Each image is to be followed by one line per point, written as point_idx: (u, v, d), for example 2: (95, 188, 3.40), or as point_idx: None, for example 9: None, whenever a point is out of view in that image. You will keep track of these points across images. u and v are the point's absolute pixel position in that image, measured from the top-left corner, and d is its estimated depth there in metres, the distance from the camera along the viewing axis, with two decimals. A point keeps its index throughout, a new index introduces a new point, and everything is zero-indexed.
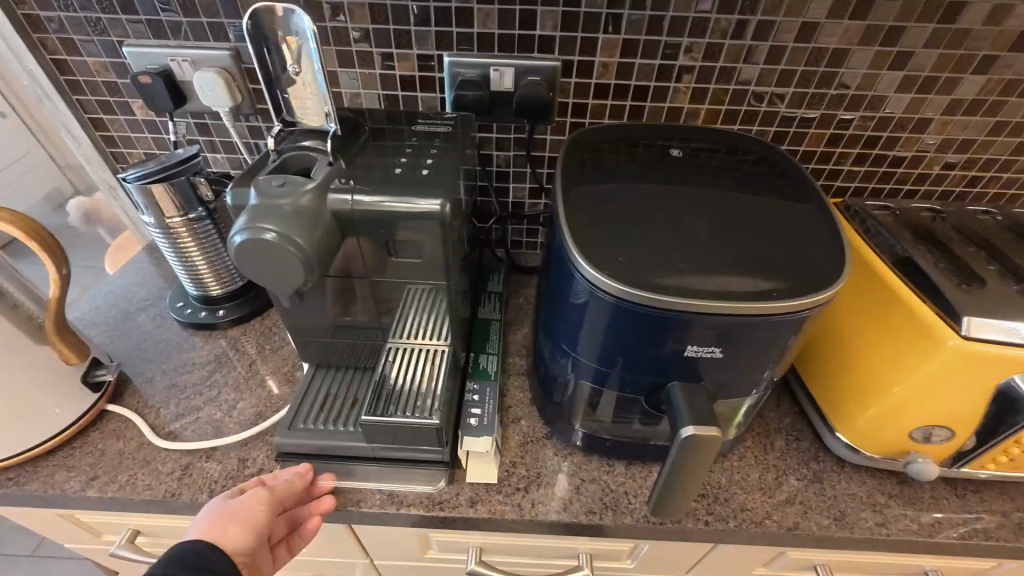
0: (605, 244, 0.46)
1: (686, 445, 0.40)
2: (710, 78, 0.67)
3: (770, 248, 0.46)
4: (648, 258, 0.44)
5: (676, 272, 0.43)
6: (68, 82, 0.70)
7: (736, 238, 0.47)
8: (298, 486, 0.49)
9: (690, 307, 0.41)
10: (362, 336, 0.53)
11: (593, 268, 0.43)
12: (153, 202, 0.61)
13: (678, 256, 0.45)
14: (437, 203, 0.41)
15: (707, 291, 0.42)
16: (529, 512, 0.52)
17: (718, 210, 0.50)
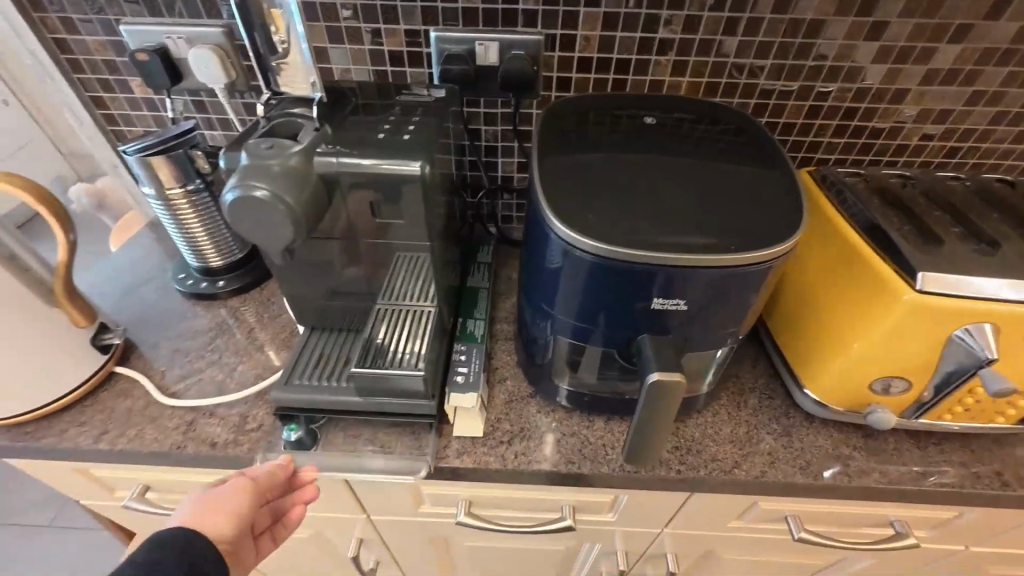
0: (580, 203, 0.48)
1: (652, 390, 0.44)
2: (691, 50, 0.68)
3: (739, 204, 0.48)
4: (621, 224, 0.46)
5: (645, 228, 0.46)
6: (68, 61, 0.72)
7: (707, 195, 0.49)
8: (281, 475, 0.51)
9: (656, 260, 0.44)
10: (353, 300, 0.56)
11: (565, 226, 0.46)
12: (153, 174, 0.63)
13: (648, 213, 0.47)
14: (416, 165, 0.44)
15: (673, 245, 0.44)
16: (511, 462, 0.55)
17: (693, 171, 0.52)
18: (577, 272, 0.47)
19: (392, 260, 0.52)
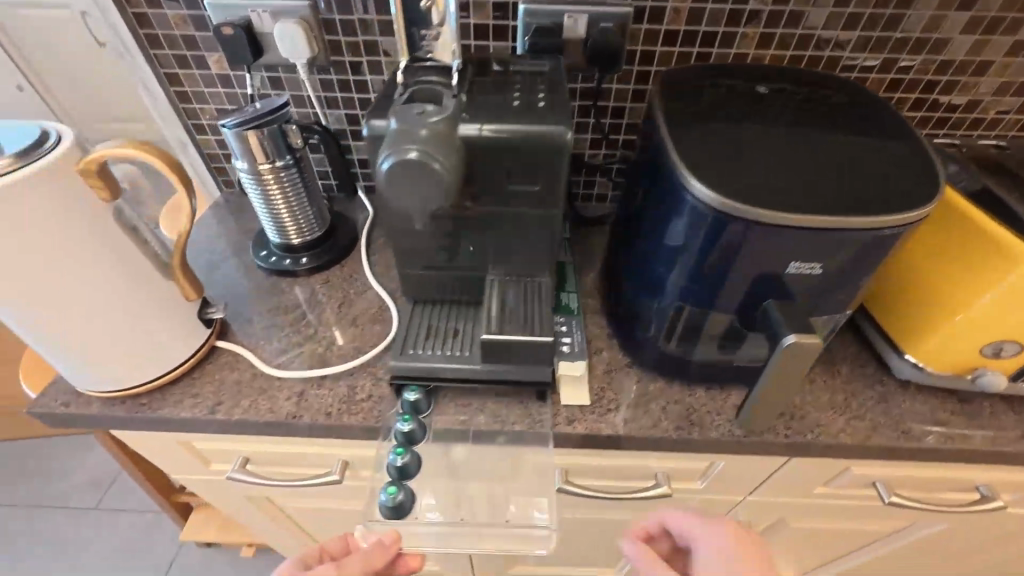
0: (713, 164, 0.48)
1: (788, 351, 0.45)
2: (778, 23, 0.68)
3: (871, 166, 0.48)
4: (754, 186, 0.46)
5: (781, 188, 0.46)
6: (146, 36, 0.71)
7: (838, 157, 0.49)
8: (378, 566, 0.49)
9: (796, 220, 0.44)
10: (465, 270, 0.56)
11: (703, 187, 0.46)
12: (247, 148, 0.63)
13: (782, 174, 0.47)
14: (558, 130, 0.44)
15: (812, 206, 0.45)
16: (622, 428, 0.57)
17: (819, 132, 0.51)
18: (713, 234, 0.48)
19: (512, 231, 0.52)
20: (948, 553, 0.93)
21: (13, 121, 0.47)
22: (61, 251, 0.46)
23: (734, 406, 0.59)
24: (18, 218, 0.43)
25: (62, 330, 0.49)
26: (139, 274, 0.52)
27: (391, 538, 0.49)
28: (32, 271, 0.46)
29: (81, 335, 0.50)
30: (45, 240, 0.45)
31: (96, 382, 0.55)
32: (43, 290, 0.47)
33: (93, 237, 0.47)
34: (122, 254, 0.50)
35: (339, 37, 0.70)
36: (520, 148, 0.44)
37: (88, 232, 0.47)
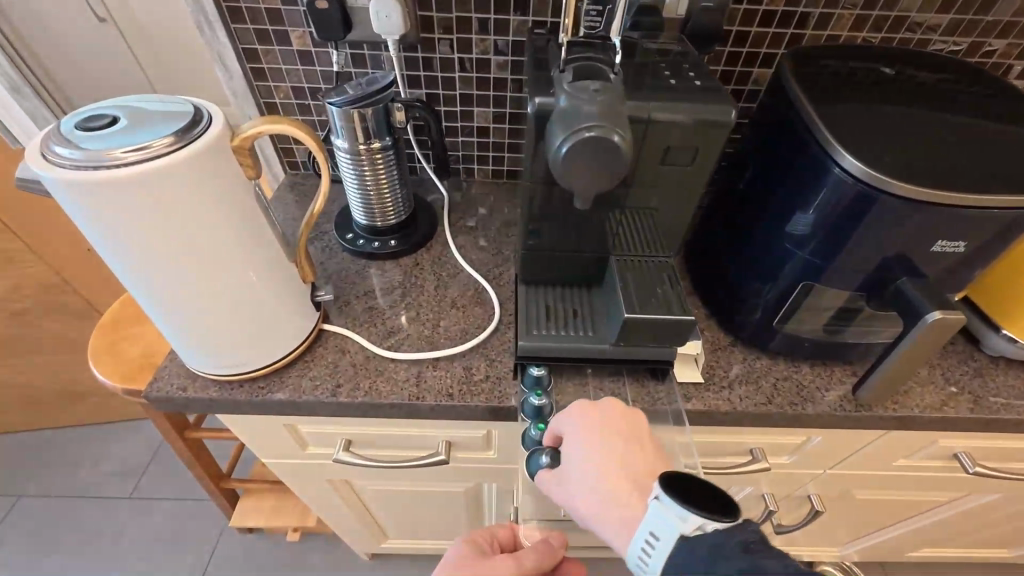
0: (866, 142, 0.49)
1: (931, 326, 0.46)
2: (875, 5, 0.69)
3: (1004, 149, 0.51)
4: (909, 163, 0.47)
5: (936, 168, 0.47)
6: (229, 9, 0.69)
7: (974, 139, 0.51)
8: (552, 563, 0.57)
9: (957, 198, 0.46)
10: (588, 249, 0.57)
11: (862, 163, 0.47)
12: (352, 126, 0.62)
13: (930, 154, 0.49)
14: (725, 109, 0.44)
15: (969, 185, 0.46)
16: (738, 404, 0.58)
17: (948, 115, 0.53)
18: (854, 209, 0.49)
19: (645, 209, 0.52)
20: (993, 521, 0.98)
21: (159, 97, 0.45)
22: (207, 234, 0.45)
23: (841, 382, 0.61)
24: (173, 201, 0.42)
25: (197, 312, 0.49)
26: (269, 258, 0.52)
27: (558, 542, 0.58)
28: (179, 254, 0.45)
29: (214, 317, 0.50)
30: (195, 222, 0.44)
31: (219, 365, 0.54)
32: (186, 273, 0.46)
33: (235, 220, 0.47)
34: (256, 238, 0.49)
35: (431, 13, 0.69)
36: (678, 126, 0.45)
37: (231, 214, 0.46)
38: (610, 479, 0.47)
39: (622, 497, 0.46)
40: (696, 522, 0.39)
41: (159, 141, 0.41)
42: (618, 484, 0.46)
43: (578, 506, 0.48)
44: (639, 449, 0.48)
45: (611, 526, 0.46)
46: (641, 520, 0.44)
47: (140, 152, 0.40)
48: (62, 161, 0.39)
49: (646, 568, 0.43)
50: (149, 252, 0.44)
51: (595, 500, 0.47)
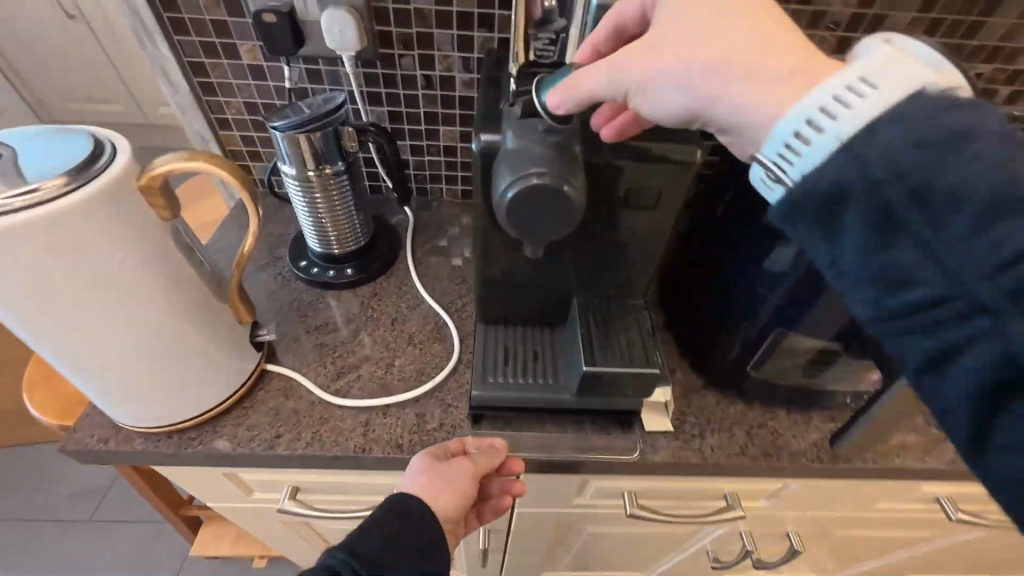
0: None
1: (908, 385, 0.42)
2: (858, 28, 0.65)
3: None
4: None
5: None
6: (171, 21, 0.63)
7: None
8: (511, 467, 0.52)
9: None
10: (550, 288, 0.53)
11: None
12: (299, 152, 0.57)
13: None
14: (689, 152, 0.41)
15: None
16: (710, 455, 0.54)
17: None
18: None
19: (608, 253, 0.49)
20: (977, 555, 0.95)
21: (61, 127, 0.41)
22: (112, 279, 0.40)
23: (819, 429, 0.57)
24: (73, 246, 0.37)
25: (111, 365, 0.44)
26: (195, 301, 0.47)
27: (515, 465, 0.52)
28: (81, 306, 0.40)
29: (132, 368, 0.45)
30: (99, 267, 0.39)
31: (144, 416, 0.50)
32: (93, 321, 0.41)
33: (148, 264, 0.42)
34: (177, 281, 0.45)
35: (390, 28, 0.64)
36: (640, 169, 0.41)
37: (143, 259, 0.41)
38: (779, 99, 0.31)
39: (785, 65, 0.31)
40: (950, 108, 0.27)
41: (49, 182, 0.36)
42: (769, 55, 0.31)
43: (692, 63, 0.33)
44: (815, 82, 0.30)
45: (755, 91, 0.31)
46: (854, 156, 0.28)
47: (26, 196, 0.36)
48: None
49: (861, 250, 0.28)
50: (44, 307, 0.39)
51: (732, 51, 0.31)
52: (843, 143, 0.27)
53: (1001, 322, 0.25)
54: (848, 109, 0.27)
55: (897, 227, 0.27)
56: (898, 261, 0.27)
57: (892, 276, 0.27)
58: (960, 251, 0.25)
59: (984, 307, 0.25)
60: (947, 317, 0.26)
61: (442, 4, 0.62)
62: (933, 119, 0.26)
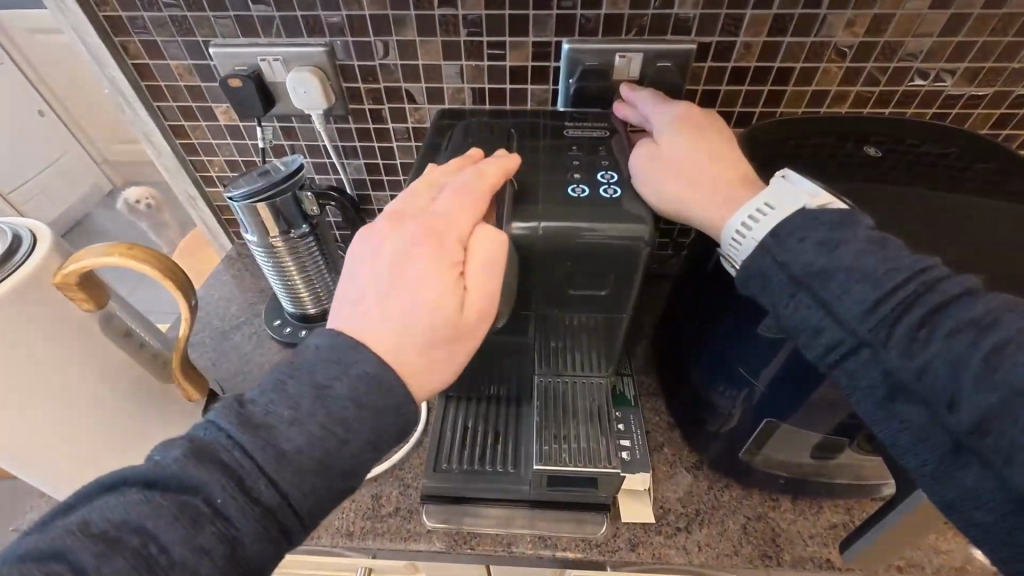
0: None
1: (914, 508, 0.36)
2: (870, 55, 0.58)
3: None
4: None
5: None
6: (149, 88, 0.65)
7: (993, 246, 0.39)
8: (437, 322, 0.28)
9: None
10: (508, 366, 0.48)
11: None
12: (258, 220, 0.56)
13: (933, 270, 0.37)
14: (638, 237, 0.36)
15: None
16: (697, 556, 0.47)
17: (957, 210, 0.42)
18: None
19: (566, 338, 0.44)
20: None
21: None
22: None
23: (829, 525, 0.49)
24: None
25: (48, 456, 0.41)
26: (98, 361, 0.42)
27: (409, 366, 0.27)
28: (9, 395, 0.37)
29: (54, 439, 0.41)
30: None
31: None
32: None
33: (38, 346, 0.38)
34: (111, 358, 0.43)
35: (358, 84, 0.63)
36: (589, 254, 0.36)
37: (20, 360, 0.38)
38: (705, 185, 0.36)
39: (717, 177, 0.36)
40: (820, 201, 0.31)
41: None
42: (711, 168, 0.37)
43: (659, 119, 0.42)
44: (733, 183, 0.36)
45: (702, 203, 0.36)
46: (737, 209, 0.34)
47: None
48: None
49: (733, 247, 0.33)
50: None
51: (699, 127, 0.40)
52: (752, 252, 0.32)
53: (892, 349, 0.27)
54: (748, 236, 0.32)
55: (798, 285, 0.30)
56: (802, 320, 0.30)
57: (799, 334, 0.30)
58: (849, 306, 0.28)
59: (879, 337, 0.27)
60: (861, 364, 0.28)
61: (409, 59, 0.60)
62: (814, 228, 0.30)
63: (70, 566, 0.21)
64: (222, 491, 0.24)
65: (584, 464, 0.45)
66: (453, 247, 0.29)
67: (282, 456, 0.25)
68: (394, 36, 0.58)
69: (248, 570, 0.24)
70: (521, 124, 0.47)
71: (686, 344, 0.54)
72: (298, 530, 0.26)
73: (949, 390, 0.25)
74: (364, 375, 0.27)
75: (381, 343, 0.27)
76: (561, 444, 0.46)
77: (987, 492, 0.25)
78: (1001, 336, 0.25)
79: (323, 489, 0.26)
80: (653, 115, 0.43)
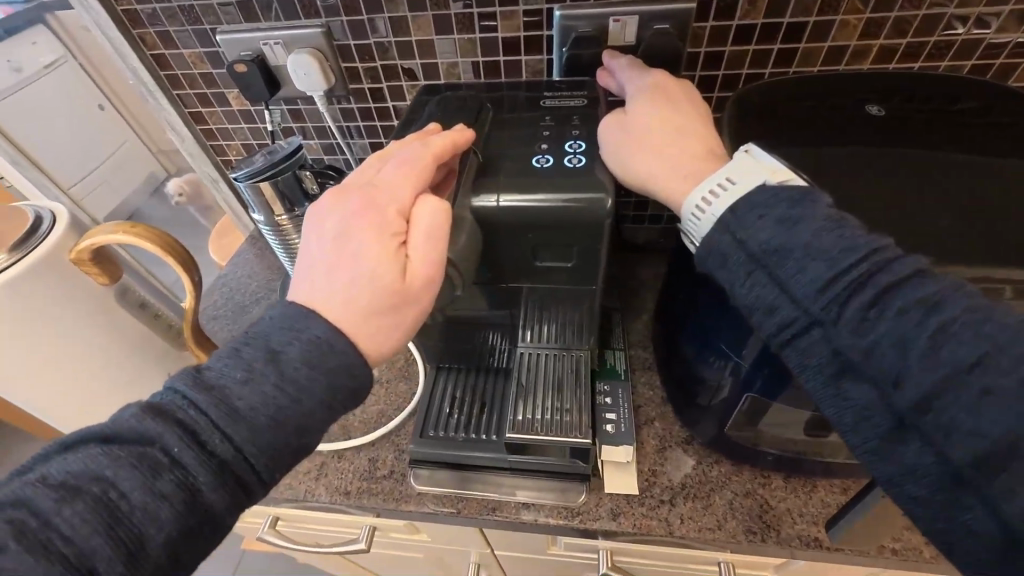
0: None
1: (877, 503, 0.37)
2: (894, 3, 0.53)
3: None
4: None
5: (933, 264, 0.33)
6: (168, 77, 0.69)
7: (1007, 211, 0.35)
8: (386, 293, 0.30)
9: None
10: (490, 338, 0.48)
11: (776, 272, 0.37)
12: (263, 199, 0.59)
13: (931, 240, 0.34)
14: (599, 207, 0.35)
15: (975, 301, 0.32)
16: (678, 528, 0.48)
17: (970, 173, 0.38)
18: None
19: (540, 312, 0.44)
20: None
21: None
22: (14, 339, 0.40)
23: (821, 504, 0.48)
24: None
25: (78, 422, 0.47)
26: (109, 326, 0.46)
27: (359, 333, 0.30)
28: (28, 366, 0.41)
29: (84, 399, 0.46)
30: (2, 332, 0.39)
31: None
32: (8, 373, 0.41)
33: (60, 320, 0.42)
34: (122, 332, 0.47)
35: (356, 63, 0.64)
36: (549, 226, 0.36)
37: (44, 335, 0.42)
38: (673, 156, 0.35)
39: (684, 149, 0.35)
40: (782, 176, 0.30)
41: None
42: (680, 142, 0.36)
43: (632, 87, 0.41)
44: (702, 156, 0.35)
45: (669, 176, 0.35)
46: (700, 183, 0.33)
47: None
48: None
49: (694, 224, 0.32)
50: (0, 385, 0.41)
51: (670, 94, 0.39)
52: (711, 227, 0.31)
53: (842, 327, 0.26)
54: (707, 212, 0.31)
55: (756, 263, 0.29)
56: (757, 298, 0.29)
57: (754, 312, 0.29)
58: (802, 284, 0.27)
59: (830, 315, 0.26)
60: (812, 343, 0.27)
61: (403, 35, 0.61)
62: (774, 205, 0.29)
63: (32, 511, 0.24)
64: (177, 442, 0.26)
65: (560, 434, 0.46)
66: (392, 218, 0.32)
67: (234, 412, 0.27)
68: (387, 13, 0.59)
69: (204, 515, 0.27)
70: (500, 97, 0.47)
71: (676, 319, 0.53)
72: (252, 482, 0.28)
73: (895, 368, 0.24)
74: (316, 339, 0.29)
75: (329, 310, 0.30)
76: (540, 415, 0.47)
77: (925, 465, 0.25)
78: (947, 315, 0.24)
79: (275, 444, 0.28)
80: (628, 84, 0.42)
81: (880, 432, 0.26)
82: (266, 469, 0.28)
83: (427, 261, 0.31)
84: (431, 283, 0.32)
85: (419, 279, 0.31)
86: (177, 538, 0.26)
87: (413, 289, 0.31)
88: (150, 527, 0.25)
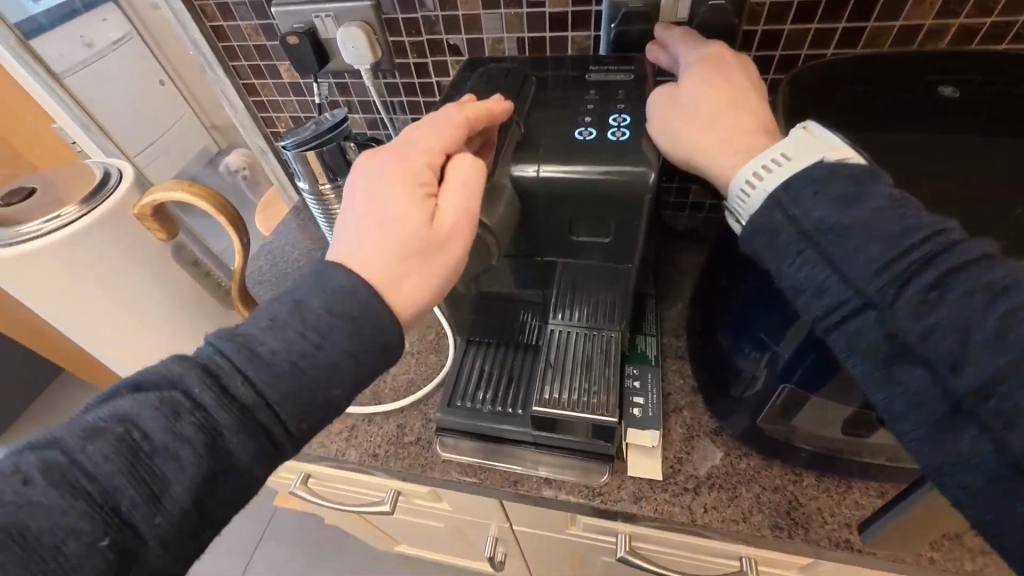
0: None
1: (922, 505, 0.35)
2: None
3: None
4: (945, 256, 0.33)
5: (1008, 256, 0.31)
6: (225, 48, 0.71)
7: None
8: (414, 242, 0.32)
9: None
10: (520, 315, 0.49)
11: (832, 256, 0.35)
12: (308, 168, 0.61)
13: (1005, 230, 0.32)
14: (639, 181, 0.34)
15: None
16: (700, 517, 0.47)
17: None
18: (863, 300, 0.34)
19: (573, 290, 0.44)
20: None
21: (78, 169, 0.48)
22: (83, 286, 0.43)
23: (855, 505, 0.46)
24: (47, 253, 0.41)
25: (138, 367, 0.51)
26: (165, 281, 0.49)
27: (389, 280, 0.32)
28: (96, 313, 0.45)
29: (143, 345, 0.50)
30: (72, 277, 0.43)
31: None
32: (79, 315, 0.45)
33: (124, 270, 0.45)
34: (177, 287, 0.50)
35: (402, 37, 0.65)
36: (588, 199, 0.36)
37: (108, 283, 0.45)
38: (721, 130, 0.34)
39: (734, 123, 0.34)
40: (841, 152, 0.29)
41: (67, 211, 0.42)
42: (729, 115, 0.34)
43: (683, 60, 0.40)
44: (754, 133, 0.33)
45: (716, 151, 0.33)
46: (751, 158, 0.32)
47: (53, 220, 0.42)
48: (36, 225, 0.41)
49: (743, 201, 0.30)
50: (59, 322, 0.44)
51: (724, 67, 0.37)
52: (760, 204, 0.29)
53: (900, 309, 0.24)
54: (758, 186, 0.29)
55: (809, 241, 0.27)
56: (805, 278, 0.27)
57: (802, 293, 0.28)
58: (860, 264, 0.26)
59: (886, 296, 0.25)
60: (865, 326, 0.26)
61: (449, 9, 0.61)
62: (832, 182, 0.28)
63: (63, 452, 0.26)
64: (199, 384, 0.28)
65: (585, 413, 0.46)
66: (421, 170, 0.34)
67: (256, 357, 0.29)
68: None
69: (228, 462, 0.28)
70: (544, 70, 0.46)
71: (713, 306, 0.51)
72: (288, 432, 0.29)
73: (955, 353, 0.23)
74: (340, 288, 0.31)
75: (356, 263, 0.32)
76: (566, 393, 0.47)
77: (979, 458, 0.23)
78: (1017, 301, 0.22)
79: (296, 392, 0.30)
80: (680, 56, 0.40)
81: (933, 422, 0.25)
82: (303, 421, 0.30)
83: (453, 212, 0.34)
84: (456, 234, 0.34)
85: (449, 230, 0.34)
86: (220, 480, 0.28)
87: (440, 240, 0.33)
88: (172, 471, 0.27)
